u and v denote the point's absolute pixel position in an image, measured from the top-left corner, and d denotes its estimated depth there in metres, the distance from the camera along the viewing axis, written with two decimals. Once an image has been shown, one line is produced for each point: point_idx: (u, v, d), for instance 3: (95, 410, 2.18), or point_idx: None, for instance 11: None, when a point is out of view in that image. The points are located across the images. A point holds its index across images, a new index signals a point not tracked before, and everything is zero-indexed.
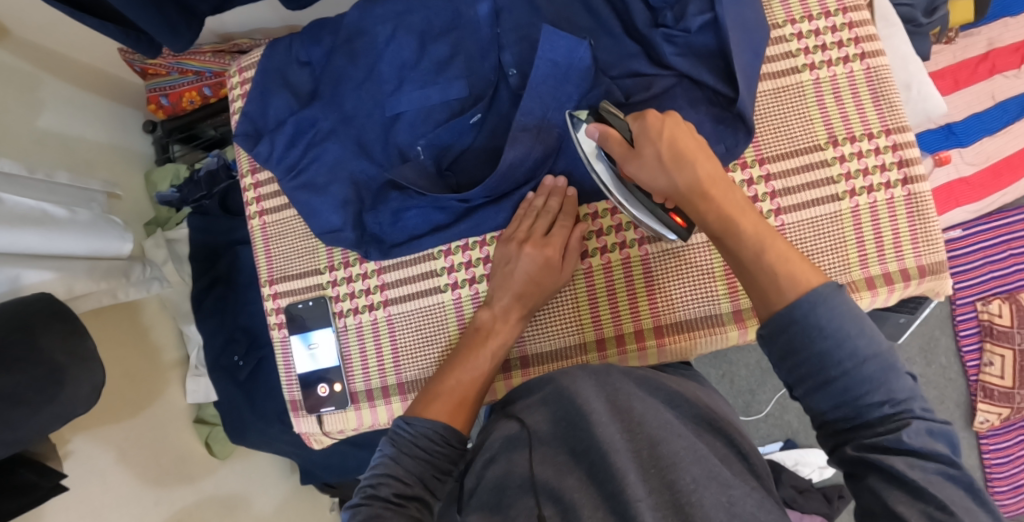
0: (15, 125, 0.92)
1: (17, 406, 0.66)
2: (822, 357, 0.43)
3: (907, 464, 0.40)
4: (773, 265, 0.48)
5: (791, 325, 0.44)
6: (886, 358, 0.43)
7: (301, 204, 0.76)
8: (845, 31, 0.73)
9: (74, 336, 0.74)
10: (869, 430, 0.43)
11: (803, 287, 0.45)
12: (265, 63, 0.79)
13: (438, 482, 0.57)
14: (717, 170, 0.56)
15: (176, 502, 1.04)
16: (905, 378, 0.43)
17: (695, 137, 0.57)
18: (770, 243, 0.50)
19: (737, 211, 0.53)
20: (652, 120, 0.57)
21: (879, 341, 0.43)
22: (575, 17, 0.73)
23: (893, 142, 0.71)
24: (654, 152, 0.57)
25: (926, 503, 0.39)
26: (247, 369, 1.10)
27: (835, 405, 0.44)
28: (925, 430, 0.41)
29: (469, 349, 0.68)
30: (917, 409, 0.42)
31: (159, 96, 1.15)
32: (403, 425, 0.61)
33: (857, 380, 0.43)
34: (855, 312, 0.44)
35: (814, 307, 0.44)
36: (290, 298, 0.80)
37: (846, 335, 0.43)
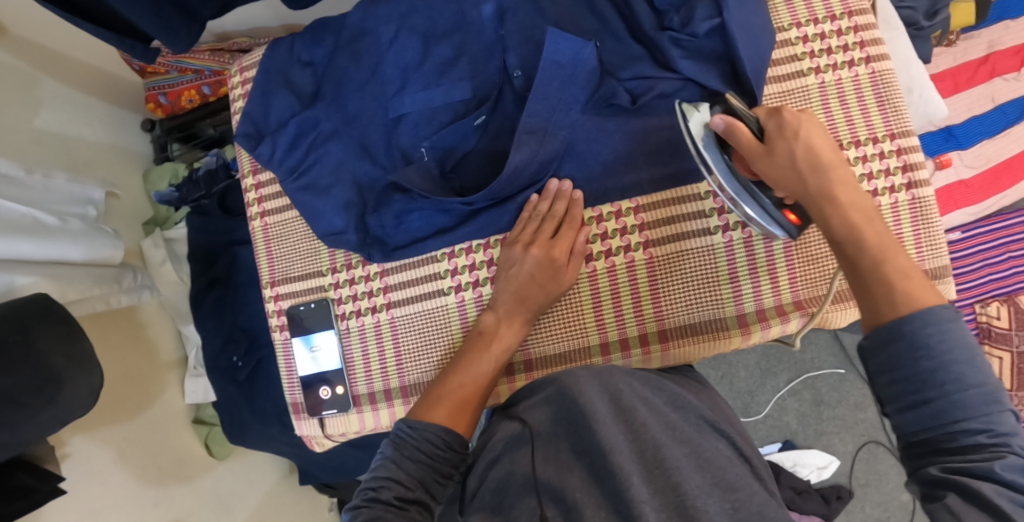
0: (12, 125, 0.92)
1: (16, 410, 0.65)
2: (924, 377, 0.44)
3: (995, 493, 0.40)
4: (894, 275, 0.48)
5: (908, 335, 0.45)
6: (992, 391, 0.43)
7: (303, 206, 0.75)
8: (851, 35, 0.73)
9: (73, 339, 0.74)
10: (960, 456, 0.42)
11: (920, 302, 0.46)
12: (266, 63, 0.79)
13: (439, 486, 0.57)
14: (848, 175, 0.55)
15: (176, 504, 1.03)
16: (1007, 414, 0.43)
17: (831, 141, 0.57)
18: (892, 257, 0.50)
19: (867, 217, 0.53)
20: (790, 118, 0.57)
21: (987, 373, 0.43)
22: (580, 19, 0.73)
23: (898, 146, 0.71)
24: (789, 150, 0.56)
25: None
26: (246, 370, 1.09)
27: (924, 426, 0.44)
28: (1019, 467, 0.41)
29: (475, 352, 0.68)
30: (1013, 445, 0.42)
31: (157, 94, 1.15)
32: (405, 427, 0.61)
33: (954, 405, 0.43)
34: (968, 343, 0.44)
35: (925, 325, 0.44)
36: (292, 299, 0.80)
37: (955, 361, 0.43)
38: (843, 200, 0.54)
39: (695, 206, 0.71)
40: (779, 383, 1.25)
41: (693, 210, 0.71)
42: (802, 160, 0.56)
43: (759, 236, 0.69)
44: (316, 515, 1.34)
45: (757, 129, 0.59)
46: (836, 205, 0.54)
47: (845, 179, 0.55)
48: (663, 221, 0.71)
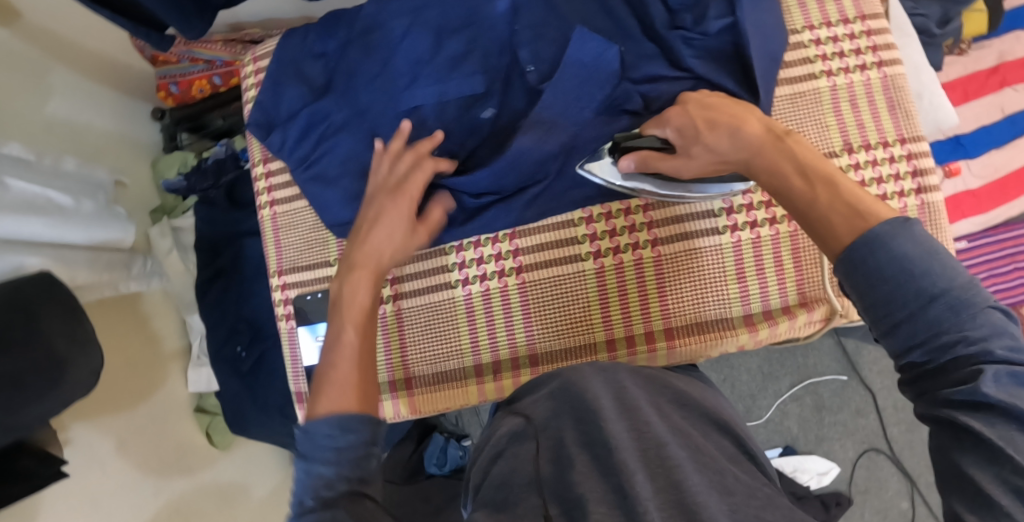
0: (24, 111, 0.92)
1: (18, 391, 0.66)
2: (887, 299, 0.40)
3: (982, 422, 0.36)
4: (844, 203, 0.45)
5: (859, 266, 0.42)
6: (961, 295, 0.38)
7: (313, 196, 0.76)
8: (863, 39, 0.73)
9: (74, 321, 0.75)
10: (945, 380, 0.39)
11: (861, 229, 0.43)
12: (279, 54, 0.79)
13: (367, 469, 0.47)
14: (762, 128, 0.56)
15: (174, 492, 1.04)
16: (987, 315, 0.38)
17: (732, 108, 0.60)
18: (835, 184, 0.47)
19: (799, 162, 0.51)
20: (676, 116, 0.62)
21: (954, 276, 0.39)
22: (594, 17, 0.73)
23: (908, 151, 0.71)
24: (702, 145, 0.59)
25: (1005, 468, 0.35)
26: (250, 361, 1.09)
27: (907, 352, 0.40)
28: (1003, 378, 0.36)
29: (337, 320, 0.59)
30: (999, 353, 0.37)
31: (168, 83, 1.16)
32: (302, 436, 0.49)
33: (924, 325, 0.39)
34: (926, 246, 0.40)
35: (871, 254, 0.41)
36: (298, 289, 0.79)
37: (911, 275, 0.39)
38: (763, 158, 0.54)
39: (705, 206, 0.71)
40: (780, 388, 1.24)
41: (701, 211, 0.71)
42: (717, 146, 0.58)
43: (766, 238, 0.70)
44: None
45: (662, 143, 0.64)
46: (762, 162, 0.54)
47: (760, 134, 0.55)
48: (672, 220, 0.71)
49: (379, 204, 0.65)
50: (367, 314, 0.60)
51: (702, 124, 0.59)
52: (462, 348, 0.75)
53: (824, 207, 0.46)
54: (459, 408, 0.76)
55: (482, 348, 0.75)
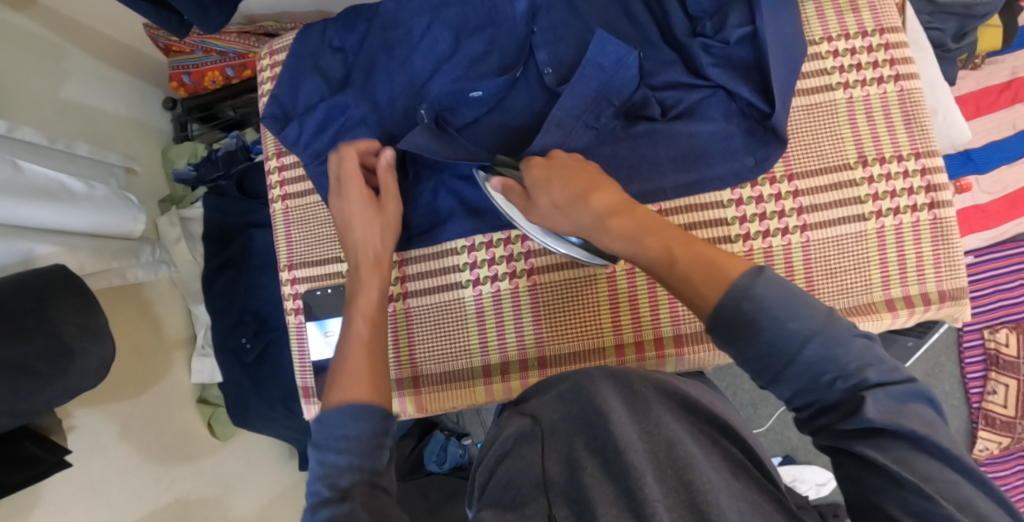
0: (37, 96, 0.92)
1: (26, 376, 0.66)
2: (764, 351, 0.44)
3: (878, 449, 0.41)
4: (698, 263, 0.49)
5: (731, 322, 0.45)
6: (826, 332, 0.43)
7: (326, 191, 0.75)
8: (881, 52, 0.73)
9: (86, 310, 0.74)
10: (836, 415, 0.43)
11: (724, 284, 0.46)
12: (297, 47, 0.78)
13: (377, 459, 0.51)
14: (611, 200, 0.57)
15: (177, 482, 1.04)
16: (854, 344, 0.43)
17: (583, 173, 0.60)
18: (689, 245, 0.52)
19: (641, 231, 0.54)
20: (536, 170, 0.61)
21: (815, 316, 0.44)
22: (613, 21, 0.72)
23: (922, 165, 0.71)
24: (551, 200, 0.59)
25: (907, 490, 0.39)
26: (254, 352, 1.10)
27: (796, 392, 0.45)
28: (884, 399, 0.42)
29: (347, 314, 0.63)
30: (873, 376, 0.43)
31: (182, 73, 1.14)
32: (316, 425, 0.53)
33: (806, 366, 0.43)
34: (781, 288, 0.45)
35: (742, 304, 0.45)
36: (308, 283, 0.78)
37: (780, 323, 0.44)
38: (608, 224, 0.56)
39: (717, 213, 0.71)
40: None
41: (715, 218, 0.71)
42: (561, 201, 0.59)
43: (778, 246, 0.70)
44: None
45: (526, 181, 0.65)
46: (610, 230, 0.56)
47: (605, 204, 0.57)
48: (684, 228, 0.71)
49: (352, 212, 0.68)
50: (376, 308, 0.64)
51: (555, 178, 0.59)
52: (471, 348, 0.75)
53: (683, 268, 0.50)
54: (464, 407, 0.76)
55: (491, 348, 0.75)
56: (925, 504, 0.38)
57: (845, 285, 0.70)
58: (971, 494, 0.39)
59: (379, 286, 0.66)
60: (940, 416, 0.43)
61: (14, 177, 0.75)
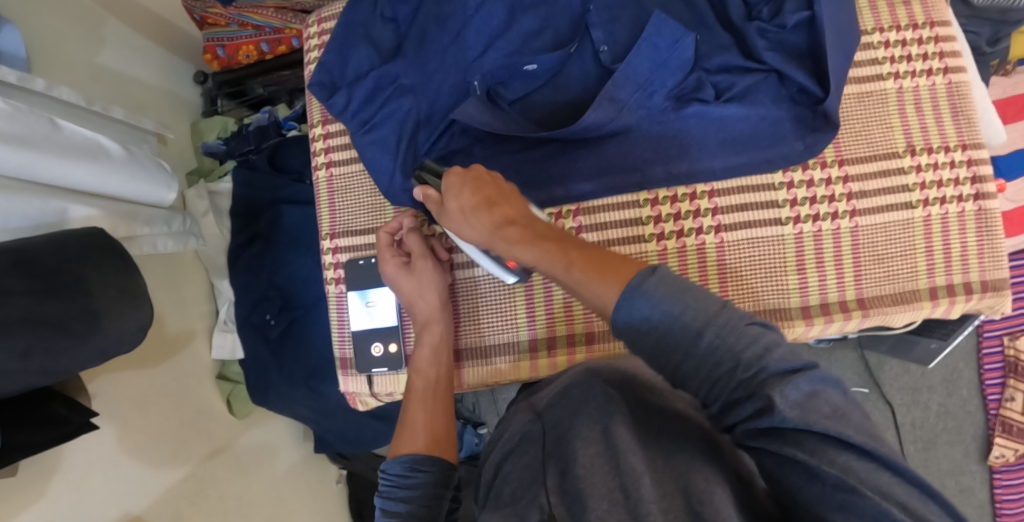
0: (74, 59, 0.91)
1: (60, 334, 0.62)
2: (660, 347, 0.46)
3: (795, 446, 0.39)
4: (595, 266, 0.52)
5: (626, 320, 0.47)
6: (719, 323, 0.44)
7: (369, 160, 0.74)
8: (931, 45, 0.73)
9: (125, 272, 0.71)
10: (746, 412, 0.42)
11: (617, 285, 0.49)
12: (348, 14, 0.77)
13: (433, 508, 0.60)
14: (508, 214, 0.60)
15: (194, 456, 1.02)
16: (748, 330, 0.44)
17: (494, 184, 0.62)
18: (585, 252, 0.54)
19: (542, 240, 0.57)
20: (453, 177, 0.62)
21: (706, 306, 0.45)
22: (669, 4, 0.72)
23: (968, 157, 0.71)
24: (459, 205, 0.61)
25: (828, 485, 0.38)
26: (278, 328, 1.10)
27: (703, 389, 0.44)
28: (789, 390, 0.41)
29: (408, 373, 0.70)
30: (774, 363, 0.42)
31: (216, 46, 1.15)
32: (386, 477, 0.62)
33: (704, 357, 0.44)
34: (670, 285, 0.46)
35: (633, 305, 0.46)
36: (350, 253, 0.78)
37: (674, 317, 0.45)
38: (506, 234, 0.59)
39: (769, 196, 0.71)
40: None
41: (766, 202, 0.71)
42: (468, 207, 0.61)
43: (828, 230, 0.71)
44: (324, 485, 1.33)
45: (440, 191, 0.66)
46: (516, 242, 0.58)
47: (503, 216, 0.59)
48: (735, 208, 0.71)
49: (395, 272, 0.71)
50: (434, 364, 0.70)
51: (467, 186, 0.61)
52: (517, 322, 0.75)
53: (579, 273, 0.53)
54: (509, 382, 0.77)
55: (538, 323, 0.75)
56: (849, 497, 0.37)
57: (891, 272, 0.71)
58: (893, 484, 0.38)
59: (435, 340, 0.71)
60: (853, 404, 0.42)
61: (52, 134, 0.74)
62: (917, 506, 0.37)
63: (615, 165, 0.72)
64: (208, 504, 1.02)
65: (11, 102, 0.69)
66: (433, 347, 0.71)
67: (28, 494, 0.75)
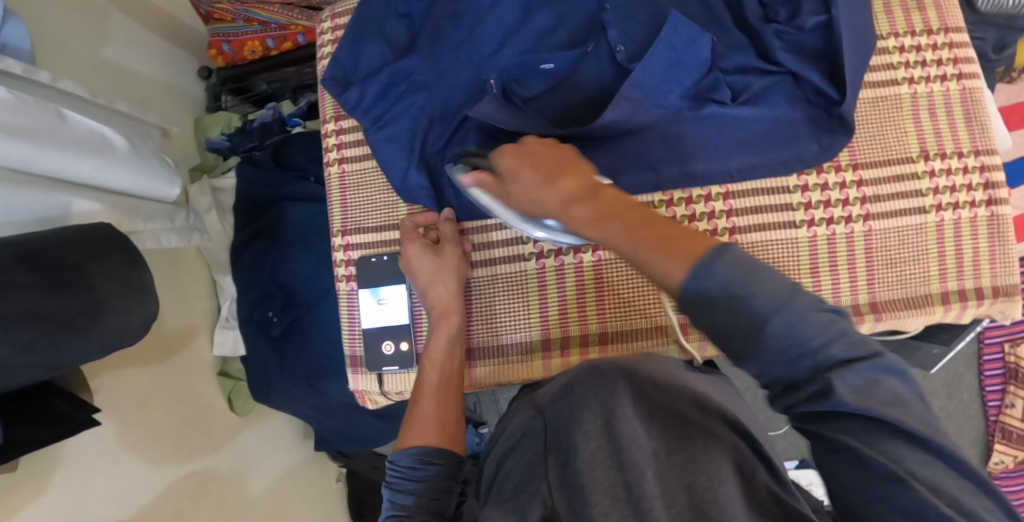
0: (78, 50, 0.90)
1: (65, 329, 0.60)
2: (725, 329, 0.42)
3: (848, 432, 0.39)
4: (663, 243, 0.46)
5: (691, 300, 0.43)
6: (792, 309, 0.40)
7: (382, 156, 0.74)
8: (945, 51, 0.73)
9: (132, 267, 0.69)
10: (803, 395, 0.40)
11: (687, 262, 0.44)
12: (362, 9, 0.76)
13: (440, 502, 0.58)
14: (577, 184, 0.56)
15: (194, 455, 1.01)
16: (818, 319, 0.40)
17: (552, 155, 0.59)
18: (653, 228, 0.48)
19: (606, 215, 0.52)
20: (510, 155, 0.60)
21: (778, 290, 0.41)
22: (687, 5, 0.72)
23: (981, 163, 0.71)
24: (521, 186, 0.59)
25: (876, 473, 0.38)
26: (281, 326, 1.08)
27: (758, 370, 0.42)
28: (852, 375, 0.40)
29: (420, 365, 0.70)
30: (839, 351, 0.40)
31: (221, 41, 1.13)
32: (396, 467, 0.62)
33: (771, 343, 0.41)
34: (742, 267, 0.42)
35: (701, 284, 0.42)
36: (362, 250, 0.78)
37: (742, 300, 0.41)
38: (573, 211, 0.54)
39: (783, 198, 0.71)
40: None
41: (780, 205, 0.71)
42: (530, 185, 0.58)
43: (842, 234, 0.71)
44: (324, 484, 1.32)
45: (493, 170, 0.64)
46: (581, 218, 0.54)
47: (571, 188, 0.55)
48: (750, 210, 0.71)
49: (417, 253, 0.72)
50: (448, 357, 0.70)
51: (527, 163, 0.58)
52: (530, 320, 0.75)
53: (646, 250, 0.47)
54: (521, 382, 0.76)
55: (550, 321, 0.75)
56: (896, 488, 0.37)
57: (903, 277, 0.71)
58: (944, 477, 0.38)
59: (451, 331, 0.71)
60: (914, 392, 0.42)
61: (58, 126, 0.72)
62: (967, 501, 0.36)
63: (630, 164, 0.71)
64: (208, 502, 1.01)
65: (16, 93, 0.68)
66: (450, 337, 0.71)
67: (27, 491, 0.73)
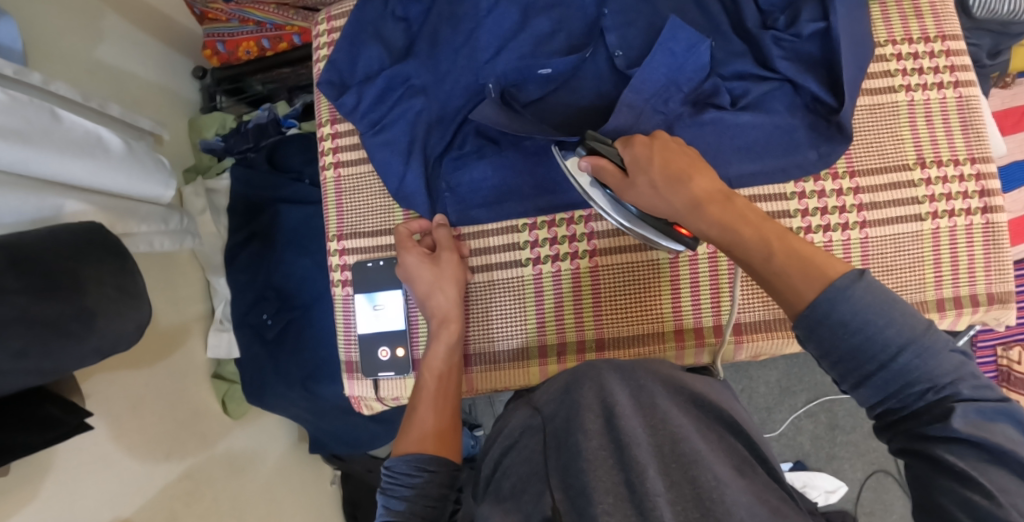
0: (71, 51, 0.89)
1: (57, 335, 0.59)
2: (852, 355, 0.43)
3: (956, 454, 0.41)
4: (798, 262, 0.47)
5: (821, 321, 0.44)
6: (924, 341, 0.42)
7: (379, 161, 0.74)
8: (942, 58, 0.73)
9: (125, 272, 0.69)
10: (918, 420, 0.43)
11: (821, 284, 0.45)
12: (358, 12, 0.75)
13: (436, 508, 0.58)
14: (713, 187, 0.56)
15: (187, 459, 1.00)
16: (948, 357, 0.42)
17: (685, 155, 0.59)
18: (784, 245, 0.49)
19: (737, 222, 0.52)
20: (641, 149, 0.59)
21: (913, 324, 0.42)
22: (686, 11, 0.72)
23: (977, 170, 0.71)
24: (648, 179, 0.58)
25: (972, 491, 0.39)
26: (275, 329, 1.08)
27: (867, 395, 0.44)
28: (975, 411, 0.41)
29: (417, 371, 0.69)
30: (965, 391, 0.42)
31: (216, 42, 1.12)
32: (390, 474, 0.61)
33: (896, 372, 0.42)
34: (881, 296, 0.43)
35: (835, 307, 0.43)
36: (358, 255, 0.77)
37: (876, 328, 0.42)
38: (705, 211, 0.54)
39: (781, 205, 0.71)
40: (797, 403, 1.22)
41: (778, 211, 0.71)
42: (659, 182, 0.57)
43: (839, 241, 0.71)
44: (319, 485, 1.32)
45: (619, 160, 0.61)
46: (707, 220, 0.54)
47: (704, 189, 0.55)
48: None
49: (414, 263, 0.71)
50: (446, 364, 0.70)
51: (657, 160, 0.58)
52: (527, 326, 0.75)
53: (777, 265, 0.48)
54: (517, 387, 0.76)
55: (547, 327, 0.74)
56: (990, 508, 0.38)
57: (899, 284, 0.71)
58: None
59: (451, 338, 0.71)
60: None
61: (52, 127, 0.71)
62: None
63: None
64: (202, 504, 1.00)
65: (10, 93, 0.67)
66: (448, 344, 0.70)
67: (19, 496, 0.73)
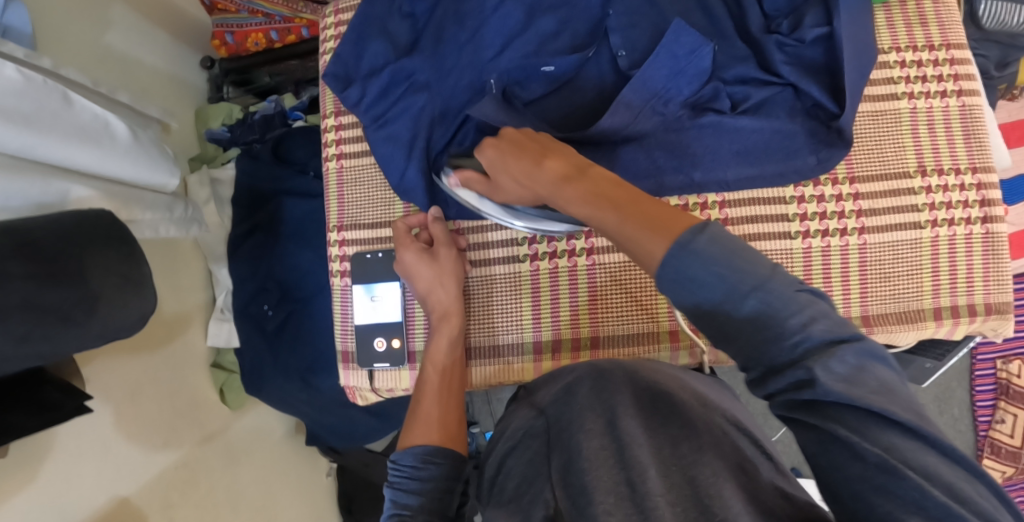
0: (80, 39, 0.90)
1: (58, 321, 0.60)
2: (705, 307, 0.42)
3: (837, 422, 0.38)
4: (648, 218, 0.47)
5: (672, 274, 0.42)
6: (768, 286, 0.41)
7: (381, 155, 0.75)
8: (946, 67, 0.73)
9: (129, 260, 0.69)
10: (785, 383, 0.40)
11: (670, 236, 0.44)
12: (365, 7, 0.76)
13: (444, 500, 0.58)
14: (565, 164, 0.57)
15: (184, 446, 1.00)
16: (795, 297, 0.41)
17: (534, 144, 0.61)
18: (641, 204, 0.49)
19: (596, 189, 0.53)
20: (495, 153, 0.63)
21: (755, 270, 0.41)
22: (689, 13, 0.72)
23: (978, 181, 0.71)
24: (510, 175, 0.62)
25: (869, 465, 0.36)
26: (275, 320, 1.09)
27: (744, 353, 0.42)
28: (835, 363, 0.39)
29: (421, 367, 0.70)
30: (818, 332, 0.40)
31: (225, 32, 1.16)
32: (397, 469, 0.62)
33: (750, 320, 0.41)
34: (724, 244, 0.42)
35: (679, 260, 0.42)
36: (357, 246, 0.78)
37: (721, 276, 0.41)
38: (563, 187, 0.56)
39: (779, 209, 0.71)
40: None
41: (776, 215, 0.71)
42: (520, 174, 0.60)
43: (836, 247, 0.71)
44: (315, 476, 1.33)
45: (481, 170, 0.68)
46: (568, 190, 0.55)
47: (558, 168, 0.57)
48: (745, 220, 0.72)
49: (416, 259, 0.71)
50: (448, 360, 0.71)
51: (507, 157, 0.61)
52: (524, 323, 0.75)
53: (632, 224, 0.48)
54: (514, 384, 0.76)
55: (545, 324, 0.75)
56: (889, 479, 0.35)
57: (896, 291, 0.71)
58: (937, 463, 0.36)
59: (452, 332, 0.71)
60: (896, 375, 0.41)
61: (62, 111, 0.72)
62: (964, 488, 0.35)
63: (628, 171, 0.71)
64: (197, 494, 1.00)
65: (25, 73, 0.68)
66: (450, 339, 0.71)
67: (19, 477, 0.73)
